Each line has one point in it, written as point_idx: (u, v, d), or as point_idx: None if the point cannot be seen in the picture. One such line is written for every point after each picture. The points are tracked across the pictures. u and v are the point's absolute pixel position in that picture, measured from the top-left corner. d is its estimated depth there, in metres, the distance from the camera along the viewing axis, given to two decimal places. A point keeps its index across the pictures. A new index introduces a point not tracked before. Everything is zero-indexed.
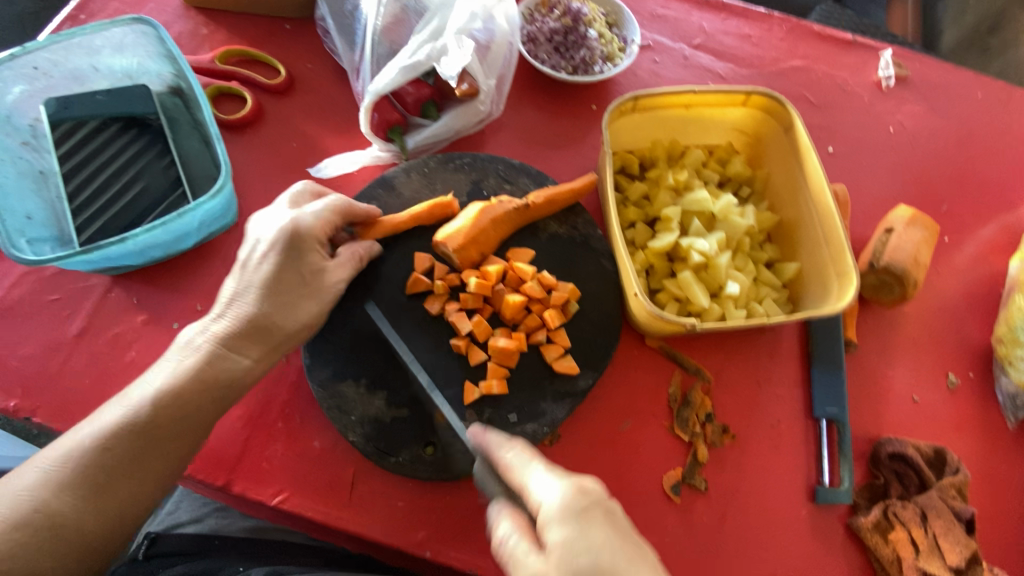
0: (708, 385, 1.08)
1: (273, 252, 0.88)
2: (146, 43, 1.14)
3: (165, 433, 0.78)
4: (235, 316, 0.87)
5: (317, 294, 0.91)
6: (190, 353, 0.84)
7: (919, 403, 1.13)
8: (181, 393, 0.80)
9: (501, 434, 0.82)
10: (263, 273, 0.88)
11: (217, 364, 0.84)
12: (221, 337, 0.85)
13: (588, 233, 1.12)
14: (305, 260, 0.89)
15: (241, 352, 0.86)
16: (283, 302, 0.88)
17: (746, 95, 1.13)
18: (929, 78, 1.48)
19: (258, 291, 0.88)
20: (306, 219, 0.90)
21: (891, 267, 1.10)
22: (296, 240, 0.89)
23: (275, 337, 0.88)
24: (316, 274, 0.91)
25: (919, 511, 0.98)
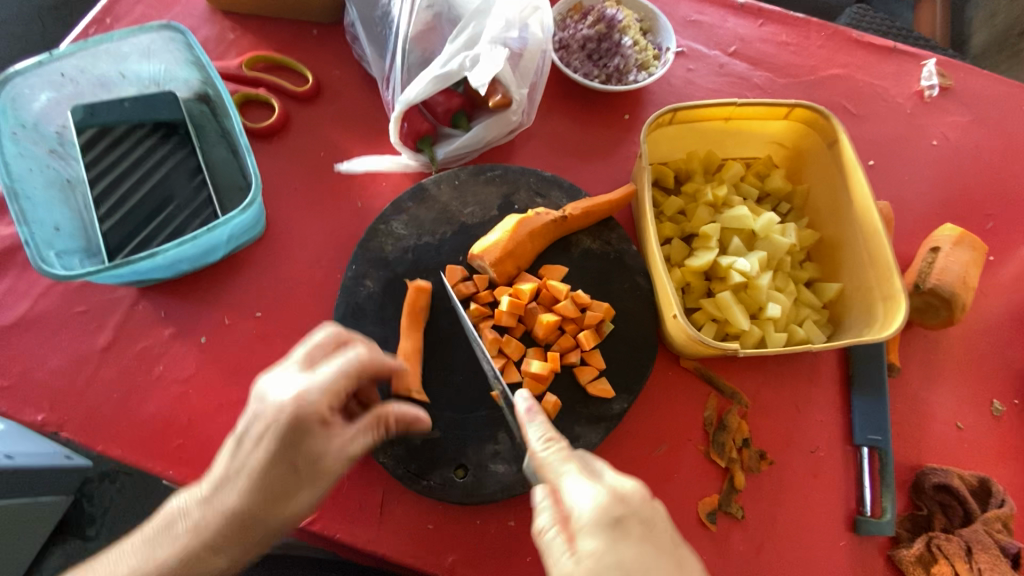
0: (745, 409, 1.04)
1: (267, 436, 0.71)
2: (174, 50, 1.11)
3: None
4: (221, 503, 0.73)
5: (318, 483, 0.74)
6: (168, 540, 0.73)
7: (963, 430, 1.08)
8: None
9: (541, 424, 0.77)
10: (256, 457, 0.72)
11: (192, 566, 0.72)
12: (201, 533, 0.73)
13: (622, 248, 1.09)
14: (306, 449, 0.72)
15: (216, 559, 0.73)
16: (272, 498, 0.73)
17: (789, 109, 1.09)
18: (974, 88, 1.43)
19: (246, 481, 0.72)
20: (311, 405, 0.72)
21: (938, 290, 1.06)
22: (296, 424, 0.71)
23: (261, 533, 0.74)
24: (314, 473, 0.74)
25: (963, 544, 0.93)
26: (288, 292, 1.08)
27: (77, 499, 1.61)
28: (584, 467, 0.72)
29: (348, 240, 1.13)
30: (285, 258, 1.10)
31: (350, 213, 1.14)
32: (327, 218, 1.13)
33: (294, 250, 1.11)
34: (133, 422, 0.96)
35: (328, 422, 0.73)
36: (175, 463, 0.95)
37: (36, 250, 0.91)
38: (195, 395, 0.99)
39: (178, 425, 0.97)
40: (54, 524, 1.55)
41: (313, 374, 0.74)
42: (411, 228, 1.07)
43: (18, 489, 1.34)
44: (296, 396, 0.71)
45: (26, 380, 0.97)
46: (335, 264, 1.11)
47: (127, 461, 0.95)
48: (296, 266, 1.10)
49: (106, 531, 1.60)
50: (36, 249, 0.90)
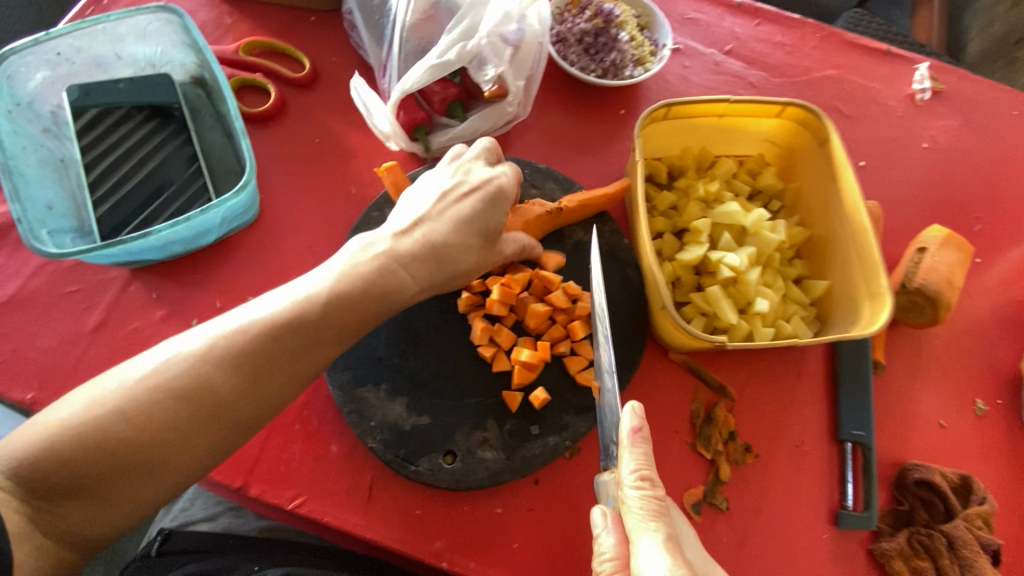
0: (732, 403, 1.06)
1: (462, 203, 0.92)
2: (170, 32, 1.11)
3: (312, 345, 0.79)
4: (420, 235, 0.89)
5: (495, 249, 0.95)
6: (364, 262, 0.84)
7: (946, 428, 1.10)
8: (341, 306, 0.81)
9: (638, 458, 0.77)
10: (464, 207, 0.92)
11: (385, 282, 0.85)
12: (397, 255, 0.86)
13: (614, 242, 1.09)
14: (498, 216, 0.93)
15: (405, 278, 0.86)
16: (460, 243, 0.91)
17: (781, 107, 1.10)
18: (965, 93, 1.45)
19: (449, 224, 0.90)
20: (512, 181, 0.96)
21: (923, 289, 1.08)
22: (502, 192, 0.94)
23: (441, 274, 0.90)
24: (494, 236, 0.95)
25: (945, 540, 0.96)
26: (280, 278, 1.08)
27: None
28: (666, 534, 0.74)
29: (341, 226, 1.13)
30: (279, 243, 1.10)
31: (345, 200, 1.15)
32: (323, 205, 1.14)
33: (288, 235, 1.11)
34: None
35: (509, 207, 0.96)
36: None
37: (27, 227, 0.91)
38: None
39: None
40: None
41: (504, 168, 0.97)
42: None
43: None
44: (507, 177, 0.96)
45: (16, 358, 0.97)
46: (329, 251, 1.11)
47: None
48: (290, 252, 1.10)
49: None
50: (27, 225, 0.91)
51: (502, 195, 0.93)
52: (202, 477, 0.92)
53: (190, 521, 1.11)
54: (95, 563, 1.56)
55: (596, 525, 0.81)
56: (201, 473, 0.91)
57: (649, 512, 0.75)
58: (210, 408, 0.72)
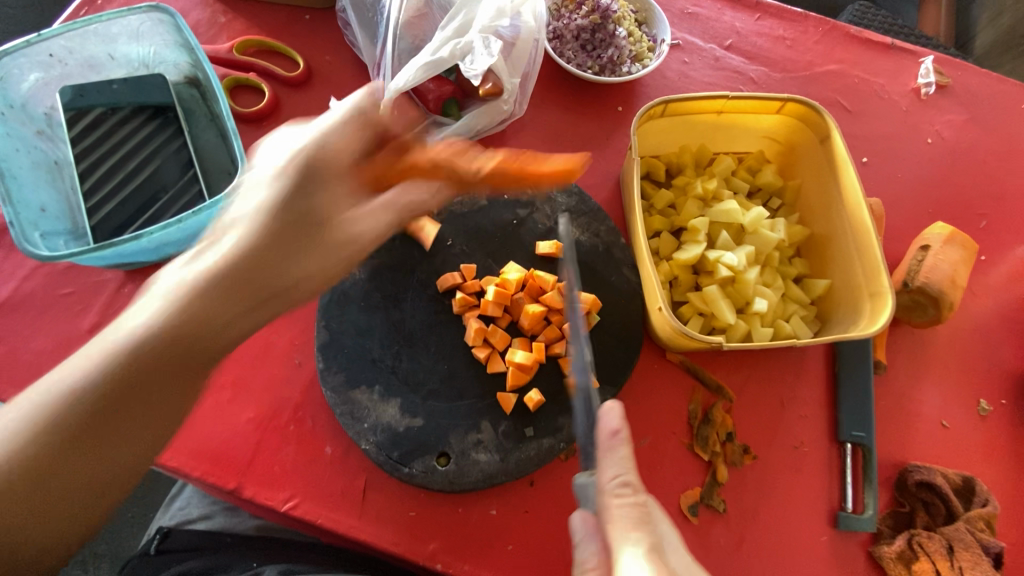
0: (729, 403, 1.04)
1: (277, 184, 0.74)
2: (163, 32, 1.09)
3: (190, 353, 0.68)
4: (260, 213, 0.73)
5: (337, 220, 0.78)
6: (219, 253, 0.72)
7: (949, 429, 1.08)
8: (191, 320, 0.68)
9: (620, 460, 0.73)
10: (289, 166, 0.74)
11: (257, 276, 0.72)
12: (255, 241, 0.72)
13: (611, 241, 1.08)
14: (327, 185, 0.76)
15: (279, 272, 0.74)
16: (319, 206, 0.76)
17: (781, 103, 1.09)
18: (971, 87, 1.42)
19: (267, 200, 0.73)
20: (346, 127, 0.77)
21: (926, 288, 1.06)
22: (324, 152, 0.75)
23: (313, 234, 0.76)
24: (351, 194, 0.79)
25: (945, 542, 0.94)
26: None
27: None
28: (649, 545, 0.69)
29: None
30: None
31: None
32: None
33: None
34: None
35: (348, 171, 0.78)
36: None
37: (19, 229, 0.92)
38: None
39: None
40: None
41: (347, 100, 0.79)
42: None
43: None
44: (343, 121, 0.77)
45: (10, 360, 0.97)
46: None
47: None
48: None
49: None
50: (19, 228, 0.91)
51: (338, 152, 0.76)
52: (196, 479, 0.92)
53: (188, 520, 1.11)
54: (98, 562, 1.56)
55: (577, 533, 0.77)
56: (194, 475, 0.91)
57: (631, 522, 0.70)
58: (75, 436, 0.63)
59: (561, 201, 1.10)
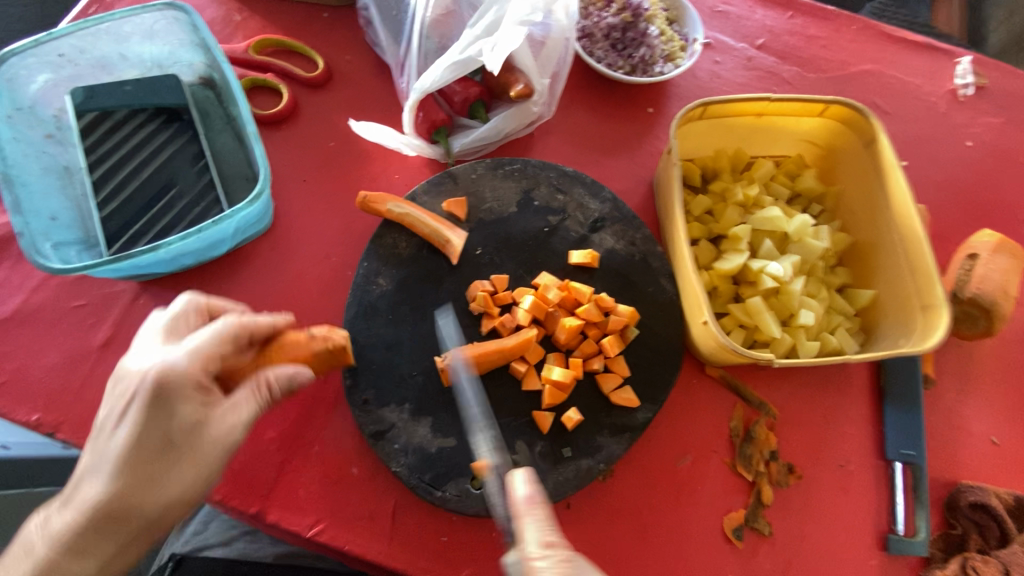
0: (772, 420, 1.00)
1: (129, 411, 0.67)
2: (179, 31, 1.04)
3: (124, 517, 0.69)
4: (112, 452, 0.67)
5: (196, 452, 0.69)
6: (85, 493, 0.68)
7: (999, 446, 1.04)
8: (122, 505, 0.68)
9: (537, 525, 0.69)
10: (117, 447, 0.67)
11: (107, 515, 0.68)
12: (113, 486, 0.67)
13: (647, 250, 1.03)
14: (176, 415, 0.67)
15: (147, 505, 0.69)
16: (149, 486, 0.68)
17: (825, 105, 1.04)
18: (1010, 88, 1.37)
19: (109, 466, 0.67)
20: (135, 420, 0.67)
21: (978, 299, 1.01)
22: (163, 388, 0.66)
23: (161, 513, 0.70)
24: (182, 444, 0.69)
25: (1001, 566, 0.89)
26: (295, 289, 1.03)
27: None
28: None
29: (357, 234, 1.07)
30: (293, 252, 1.05)
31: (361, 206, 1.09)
32: (337, 211, 1.08)
33: (302, 244, 1.05)
34: None
35: (201, 385, 0.69)
36: None
37: (29, 241, 0.86)
38: None
39: None
40: None
41: (183, 342, 0.70)
42: None
43: None
44: (139, 393, 0.66)
45: (20, 377, 0.92)
46: (345, 260, 1.06)
47: None
48: (305, 262, 1.04)
49: None
50: (29, 239, 0.86)
51: (139, 429, 0.67)
52: (216, 502, 0.87)
53: (205, 545, 1.04)
54: None
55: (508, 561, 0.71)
56: (214, 498, 0.86)
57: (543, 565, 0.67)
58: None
59: (594, 208, 1.05)
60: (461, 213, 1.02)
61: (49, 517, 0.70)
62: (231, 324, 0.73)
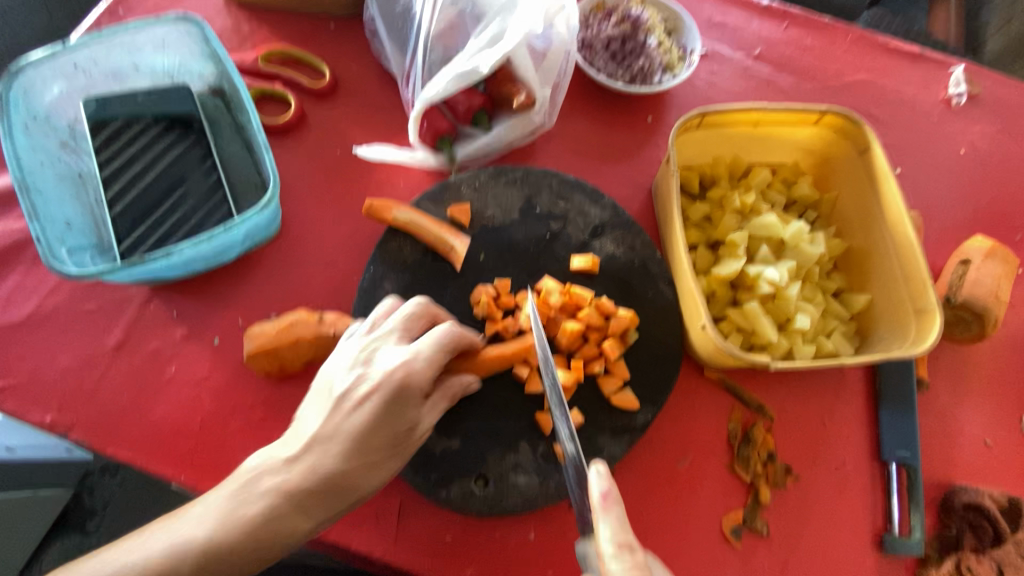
0: (770, 423, 1.02)
1: (374, 398, 0.77)
2: (190, 43, 1.07)
3: (330, 494, 0.75)
4: (359, 426, 0.77)
5: (399, 446, 0.79)
6: (308, 461, 0.75)
7: (993, 448, 1.06)
8: (340, 482, 0.75)
9: (614, 526, 0.69)
10: (364, 421, 0.77)
11: (333, 486, 0.75)
12: (344, 459, 0.76)
13: (646, 256, 1.05)
14: (404, 411, 0.78)
15: (350, 484, 0.76)
16: (359, 468, 0.76)
17: (819, 115, 1.06)
18: (1002, 97, 1.40)
19: (353, 442, 0.76)
20: (377, 406, 0.77)
21: (970, 304, 1.04)
22: (404, 386, 0.78)
23: (349, 498, 0.77)
24: (396, 436, 0.78)
25: (994, 565, 0.91)
26: (303, 294, 1.05)
27: (76, 492, 1.54)
28: None
29: (363, 239, 1.10)
30: (301, 257, 1.07)
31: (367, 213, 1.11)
32: (344, 217, 1.11)
33: (309, 249, 1.08)
34: (145, 424, 0.94)
35: (425, 391, 0.80)
36: (187, 467, 0.92)
37: (46, 247, 0.88)
38: (207, 398, 0.96)
39: (188, 428, 0.95)
40: (53, 519, 1.48)
41: (416, 345, 0.81)
42: None
43: None
44: (388, 384, 0.77)
45: (34, 380, 0.95)
46: (351, 265, 1.08)
47: (137, 465, 0.92)
48: (312, 267, 1.07)
49: (106, 527, 1.53)
50: (46, 245, 0.88)
51: (384, 412, 0.77)
52: None
53: None
54: None
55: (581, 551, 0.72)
56: None
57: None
58: (236, 561, 0.71)
59: (595, 214, 1.08)
60: (465, 219, 1.04)
61: (278, 469, 0.75)
62: (455, 331, 0.83)
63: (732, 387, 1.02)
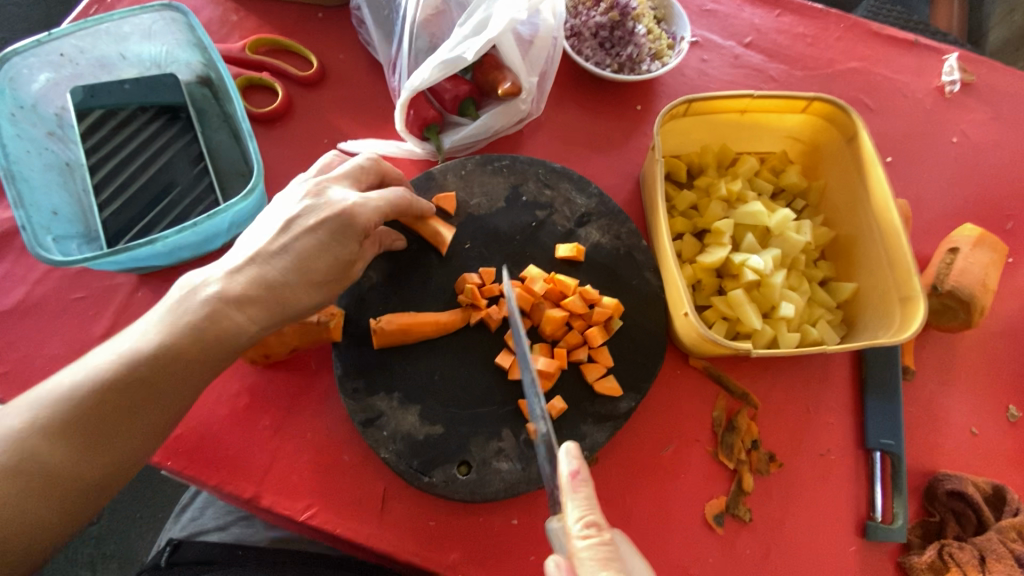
0: (754, 411, 1.02)
1: (323, 228, 0.81)
2: (176, 31, 1.07)
3: (274, 306, 0.77)
4: (306, 246, 0.79)
5: (342, 274, 0.84)
6: (253, 271, 0.76)
7: (979, 436, 1.06)
8: (282, 293, 0.78)
9: (582, 502, 0.71)
10: (312, 242, 0.80)
11: (277, 296, 0.77)
12: (292, 271, 0.78)
13: (632, 244, 1.05)
14: (352, 240, 0.83)
15: (295, 298, 0.79)
16: (303, 285, 0.79)
17: (807, 102, 1.06)
18: (996, 85, 1.38)
19: (299, 259, 0.79)
20: (325, 231, 0.81)
21: (956, 291, 1.03)
22: (353, 216, 0.82)
23: (288, 314, 0.79)
24: (345, 265, 0.84)
25: (976, 552, 0.90)
26: None
27: None
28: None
29: None
30: None
31: None
32: None
33: None
34: None
35: (370, 230, 0.86)
36: None
37: (31, 234, 0.90)
38: None
39: None
40: None
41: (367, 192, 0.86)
42: None
43: None
44: (339, 215, 0.81)
45: (23, 367, 0.96)
46: None
47: None
48: None
49: (107, 515, 1.56)
50: (31, 232, 0.89)
51: (332, 241, 0.81)
52: (211, 487, 0.90)
53: (202, 530, 1.11)
54: (108, 563, 1.53)
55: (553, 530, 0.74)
56: (210, 482, 0.89)
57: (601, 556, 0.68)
58: (191, 360, 0.71)
59: (581, 203, 1.08)
60: (450, 208, 1.04)
61: (219, 278, 0.75)
62: (402, 194, 0.90)
63: (716, 374, 1.02)
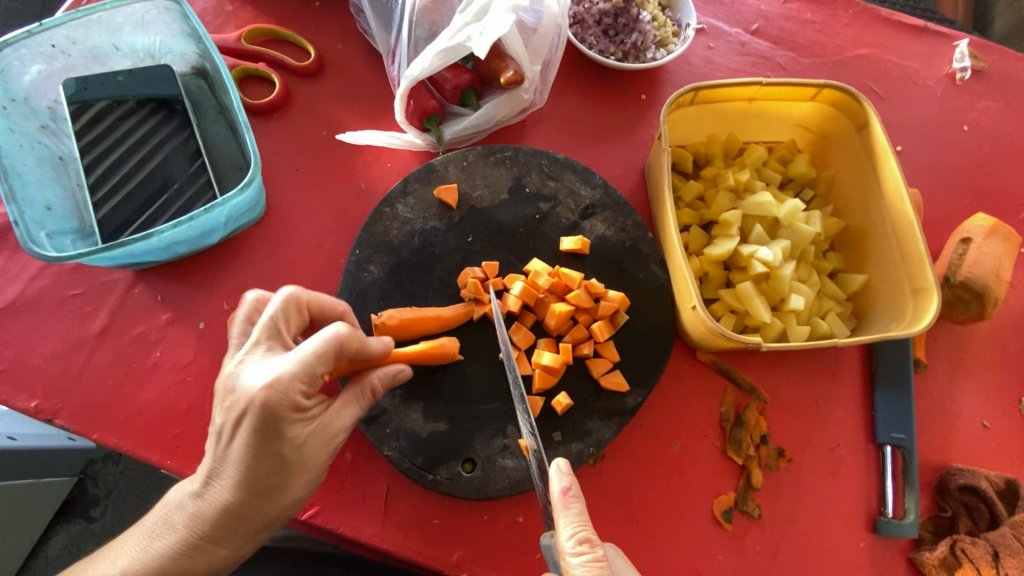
0: (763, 405, 1.00)
1: (243, 426, 0.66)
2: (170, 21, 1.03)
3: (245, 521, 0.72)
4: (241, 460, 0.68)
5: (303, 468, 0.72)
6: (211, 493, 0.71)
7: (991, 430, 1.04)
8: (244, 506, 0.71)
9: (574, 519, 0.72)
10: (243, 455, 0.68)
11: (243, 511, 0.71)
12: (238, 493, 0.70)
13: (638, 236, 1.03)
14: (280, 439, 0.67)
15: (261, 508, 0.72)
16: (260, 495, 0.71)
17: (817, 90, 1.03)
18: (1008, 72, 1.35)
19: (240, 472, 0.69)
20: (249, 442, 0.67)
21: (969, 283, 1.01)
22: (266, 414, 0.65)
23: (260, 521, 0.73)
24: (293, 458, 0.70)
25: (990, 548, 0.88)
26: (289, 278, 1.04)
27: (80, 480, 1.54)
28: None
29: (351, 222, 1.08)
30: (287, 240, 1.06)
31: (354, 195, 1.10)
32: (329, 200, 1.09)
33: (296, 233, 1.06)
34: (130, 410, 0.93)
35: (301, 406, 0.68)
36: (173, 452, 0.91)
37: (25, 230, 0.87)
38: (192, 382, 0.96)
39: (175, 413, 0.94)
40: (57, 505, 1.49)
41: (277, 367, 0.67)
42: (418, 212, 1.01)
43: (19, 473, 1.29)
44: (254, 419, 0.65)
45: (20, 365, 0.94)
46: (337, 249, 1.07)
47: (124, 450, 0.92)
48: (299, 250, 1.06)
49: (110, 514, 1.54)
50: (25, 229, 0.87)
51: (269, 448, 0.68)
52: None
53: None
54: None
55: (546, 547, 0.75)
56: None
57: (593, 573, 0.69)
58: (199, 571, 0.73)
59: (586, 194, 1.05)
60: (452, 200, 1.02)
61: (189, 500, 0.72)
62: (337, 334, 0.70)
63: (725, 370, 1.00)
